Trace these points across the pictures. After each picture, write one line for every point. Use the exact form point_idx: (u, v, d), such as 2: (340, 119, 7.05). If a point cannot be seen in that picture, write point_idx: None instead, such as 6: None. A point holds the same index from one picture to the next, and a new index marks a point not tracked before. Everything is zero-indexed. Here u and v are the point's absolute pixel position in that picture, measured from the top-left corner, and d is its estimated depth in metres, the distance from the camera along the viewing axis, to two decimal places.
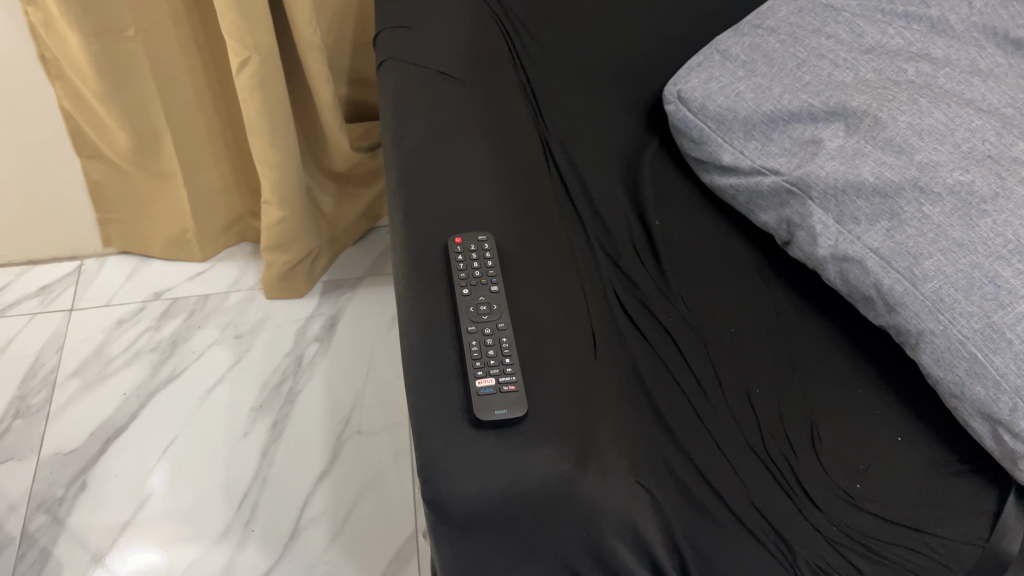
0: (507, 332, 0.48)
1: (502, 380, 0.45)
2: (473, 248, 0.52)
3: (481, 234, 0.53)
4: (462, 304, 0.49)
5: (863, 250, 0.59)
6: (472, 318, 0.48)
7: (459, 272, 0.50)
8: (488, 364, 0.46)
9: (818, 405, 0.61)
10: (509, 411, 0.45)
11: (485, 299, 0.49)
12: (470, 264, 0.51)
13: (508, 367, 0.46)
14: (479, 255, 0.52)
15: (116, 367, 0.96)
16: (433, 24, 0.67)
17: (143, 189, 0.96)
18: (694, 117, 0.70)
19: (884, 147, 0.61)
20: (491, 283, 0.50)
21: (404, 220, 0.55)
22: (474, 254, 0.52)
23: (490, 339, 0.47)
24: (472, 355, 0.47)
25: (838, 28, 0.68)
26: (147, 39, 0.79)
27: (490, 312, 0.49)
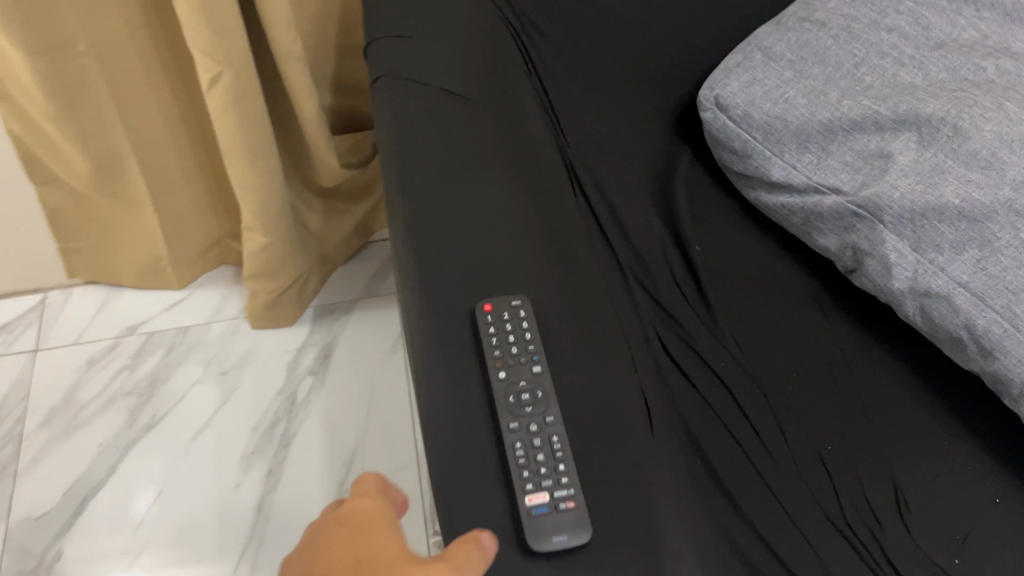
0: (557, 426, 0.41)
1: (557, 495, 0.38)
2: (506, 316, 0.44)
3: (513, 297, 0.45)
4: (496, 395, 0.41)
5: (949, 285, 0.51)
6: (514, 412, 0.41)
7: (494, 351, 0.43)
8: (536, 476, 0.39)
9: (899, 464, 0.53)
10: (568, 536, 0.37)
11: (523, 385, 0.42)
12: (504, 340, 0.43)
13: (564, 476, 0.39)
14: (514, 325, 0.44)
15: (89, 416, 0.86)
16: (434, 32, 0.58)
17: (109, 217, 0.86)
18: (736, 126, 0.61)
19: (968, 162, 0.52)
20: (532, 361, 0.43)
21: (418, 281, 0.46)
22: (508, 324, 0.44)
23: (537, 440, 0.40)
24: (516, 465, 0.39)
25: (901, 19, 0.59)
26: (101, 54, 0.68)
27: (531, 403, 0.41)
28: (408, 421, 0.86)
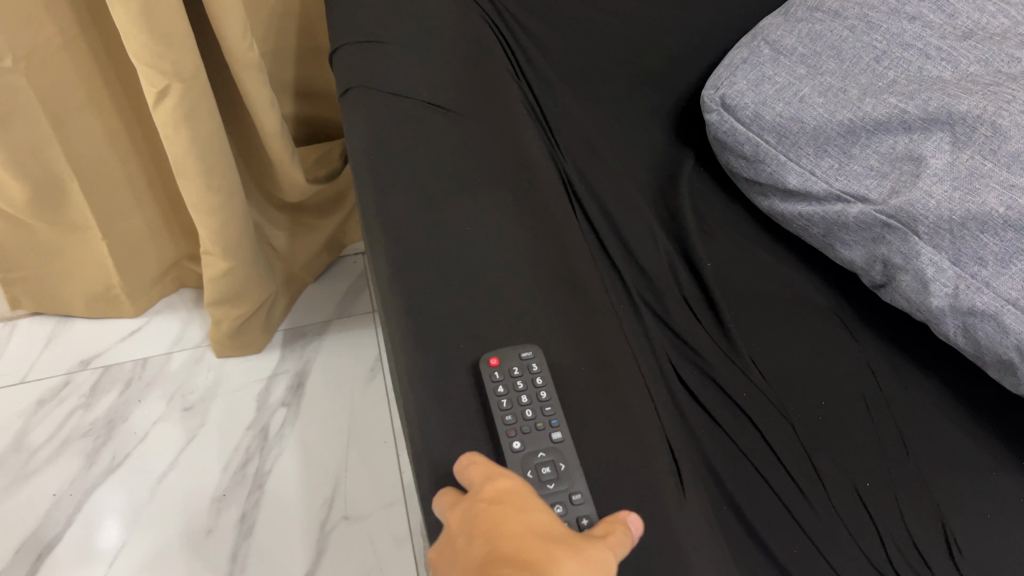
0: (584, 504, 0.36)
1: None
2: (517, 370, 0.39)
3: (523, 349, 0.40)
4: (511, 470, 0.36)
5: (996, 302, 0.46)
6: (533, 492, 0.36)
7: (505, 418, 0.38)
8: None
9: (946, 501, 0.48)
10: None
11: (541, 455, 0.37)
12: (515, 402, 0.38)
13: None
14: (528, 381, 0.39)
15: (41, 462, 0.79)
16: (409, 36, 0.52)
17: (52, 243, 0.78)
18: (746, 129, 0.56)
19: (1011, 164, 0.47)
20: (551, 427, 0.38)
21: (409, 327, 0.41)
22: (520, 380, 0.39)
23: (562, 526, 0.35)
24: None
25: (922, 6, 0.54)
26: (31, 68, 0.61)
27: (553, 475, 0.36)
28: (391, 452, 0.80)
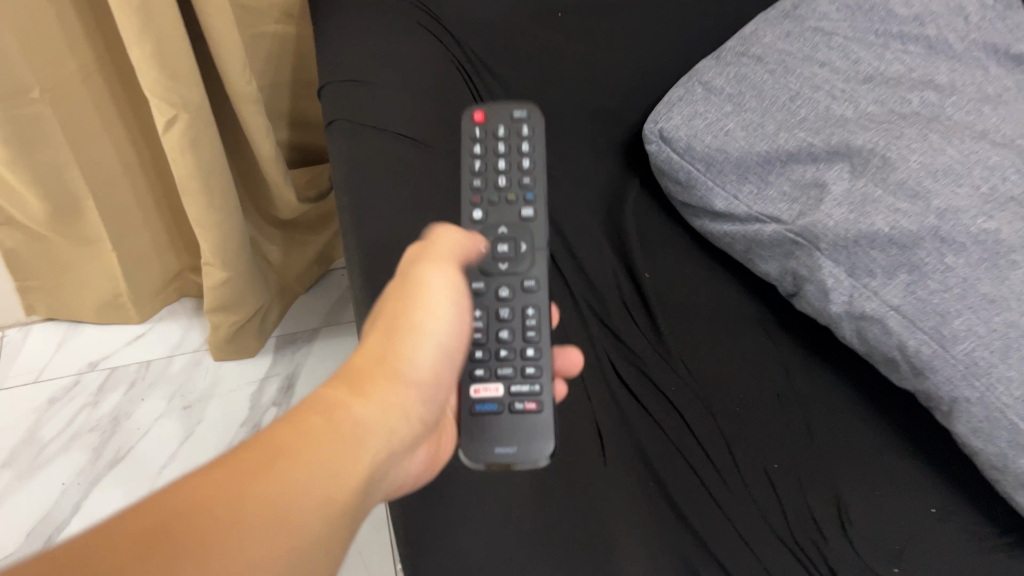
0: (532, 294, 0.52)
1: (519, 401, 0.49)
2: (501, 129, 0.57)
3: (513, 113, 0.57)
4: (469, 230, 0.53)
5: (883, 308, 0.54)
6: (491, 262, 0.52)
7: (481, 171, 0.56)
8: (514, 332, 0.52)
9: (841, 480, 0.55)
10: (510, 459, 0.48)
11: (505, 229, 0.53)
12: (492, 164, 0.56)
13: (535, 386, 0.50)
14: (508, 136, 0.57)
15: (51, 454, 0.86)
16: (384, 74, 0.61)
17: (66, 255, 0.86)
18: (680, 158, 0.64)
19: (897, 192, 0.55)
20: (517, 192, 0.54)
21: None
22: (500, 134, 0.57)
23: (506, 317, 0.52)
24: (473, 343, 0.51)
25: (831, 55, 0.62)
26: (55, 99, 0.69)
27: (516, 250, 0.53)
28: None
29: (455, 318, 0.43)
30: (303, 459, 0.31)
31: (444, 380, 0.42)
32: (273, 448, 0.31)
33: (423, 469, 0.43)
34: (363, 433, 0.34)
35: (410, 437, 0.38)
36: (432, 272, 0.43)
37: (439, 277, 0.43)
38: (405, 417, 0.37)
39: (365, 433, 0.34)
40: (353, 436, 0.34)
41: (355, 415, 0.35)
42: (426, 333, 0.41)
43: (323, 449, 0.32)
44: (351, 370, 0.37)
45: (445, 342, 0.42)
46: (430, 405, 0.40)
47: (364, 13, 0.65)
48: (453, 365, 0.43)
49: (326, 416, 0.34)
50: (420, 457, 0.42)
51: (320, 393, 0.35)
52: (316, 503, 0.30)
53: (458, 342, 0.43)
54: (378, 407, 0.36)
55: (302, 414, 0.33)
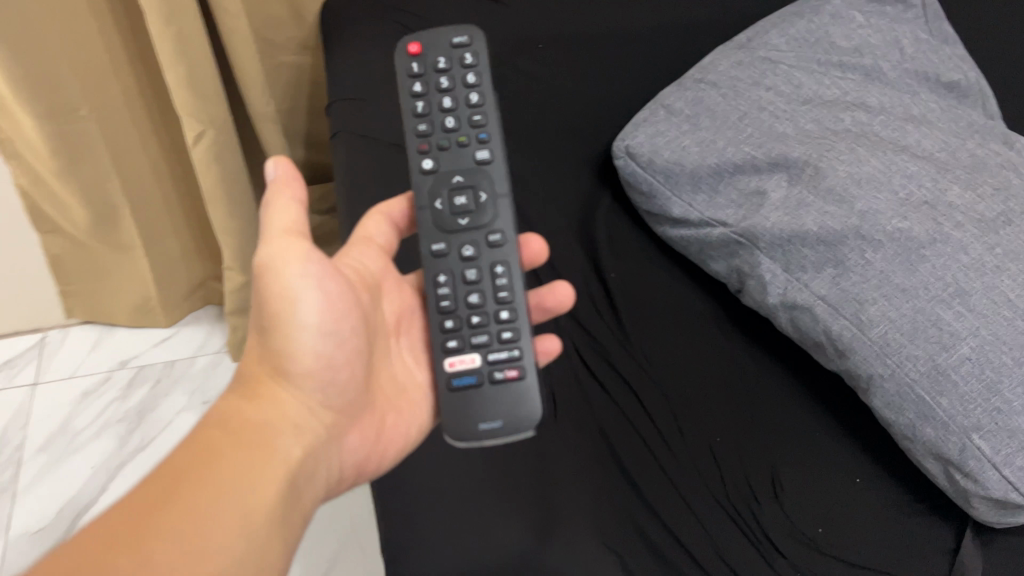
0: (500, 252, 0.55)
1: (499, 366, 0.53)
2: (440, 61, 0.57)
3: (451, 42, 0.57)
4: (421, 184, 0.56)
5: (811, 298, 0.61)
6: (449, 214, 0.55)
7: (423, 107, 0.57)
8: (487, 295, 0.55)
9: (777, 452, 0.61)
10: (496, 431, 0.52)
11: (461, 176, 0.56)
12: (435, 101, 0.57)
13: (513, 349, 0.53)
14: (448, 69, 0.57)
15: (82, 441, 0.95)
16: (380, 96, 0.71)
17: (103, 260, 0.95)
18: (643, 172, 0.71)
19: (826, 197, 0.62)
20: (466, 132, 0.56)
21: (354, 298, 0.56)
22: (440, 69, 0.57)
23: (477, 280, 0.55)
24: (445, 313, 0.54)
25: (777, 80, 0.70)
26: (100, 117, 0.79)
27: (475, 201, 0.55)
28: None
29: (315, 290, 0.46)
30: (208, 492, 0.40)
31: (335, 359, 0.47)
32: (176, 492, 0.39)
33: (368, 449, 0.51)
34: (270, 432, 0.45)
35: (324, 415, 0.48)
36: (271, 247, 0.45)
37: (276, 244, 0.45)
38: (307, 408, 0.47)
39: (269, 433, 0.44)
40: (259, 441, 0.44)
41: (251, 419, 0.45)
42: (295, 314, 0.45)
43: (233, 454, 0.42)
44: (245, 377, 0.47)
45: (315, 321, 0.46)
46: (333, 386, 0.48)
47: (365, 43, 0.75)
48: (346, 338, 0.48)
49: (224, 431, 0.44)
50: (355, 435, 0.50)
51: (220, 405, 0.46)
52: (225, 530, 0.39)
53: (333, 312, 0.46)
54: (272, 408, 0.46)
55: (227, 420, 0.45)
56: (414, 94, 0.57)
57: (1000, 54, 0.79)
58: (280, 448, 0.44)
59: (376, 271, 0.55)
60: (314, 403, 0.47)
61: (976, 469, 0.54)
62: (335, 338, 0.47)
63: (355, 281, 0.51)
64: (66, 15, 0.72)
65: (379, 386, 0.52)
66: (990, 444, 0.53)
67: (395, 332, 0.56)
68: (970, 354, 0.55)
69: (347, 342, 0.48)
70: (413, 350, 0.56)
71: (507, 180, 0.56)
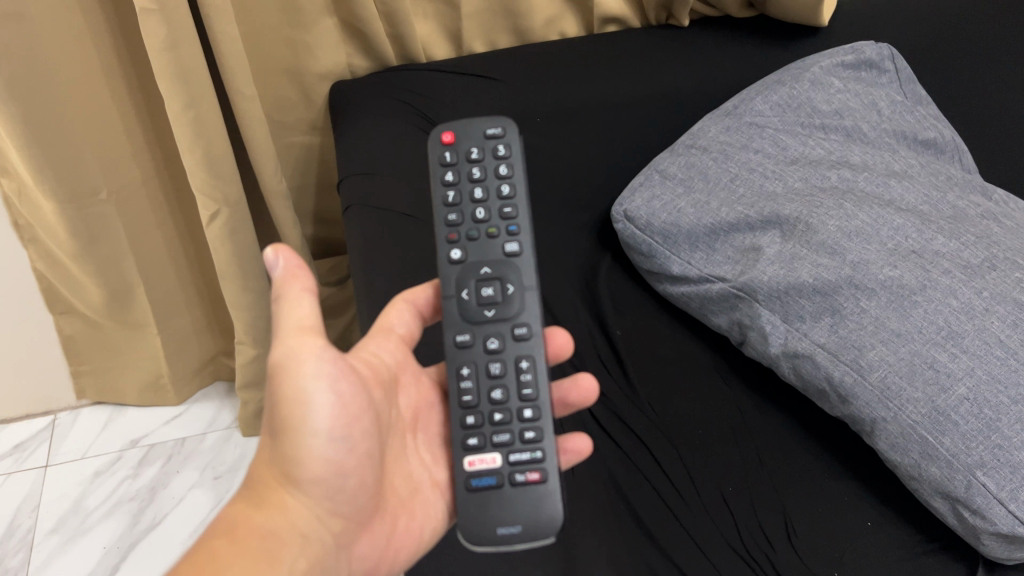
0: (524, 346, 0.54)
1: (522, 468, 0.51)
2: (472, 151, 0.57)
3: (487, 131, 0.57)
4: (449, 274, 0.55)
5: (811, 346, 0.64)
6: (474, 306, 0.54)
7: (452, 196, 0.56)
8: (509, 392, 0.53)
9: (788, 500, 0.63)
10: (515, 536, 0.50)
11: (489, 268, 0.55)
12: (466, 190, 0.56)
13: (536, 451, 0.52)
14: (481, 159, 0.57)
15: (94, 521, 0.95)
16: (389, 170, 0.75)
17: (117, 339, 0.98)
18: (642, 233, 0.74)
19: (818, 250, 0.65)
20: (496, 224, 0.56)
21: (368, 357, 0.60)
22: (472, 159, 0.57)
23: (500, 375, 0.53)
24: (465, 408, 0.53)
25: (764, 143, 0.74)
26: (117, 200, 0.82)
27: (502, 292, 0.54)
28: None
29: (327, 393, 0.45)
30: None
31: (345, 464, 0.46)
32: None
33: (379, 556, 0.49)
34: (276, 542, 0.45)
35: (332, 523, 0.47)
36: (285, 349, 0.45)
37: (295, 347, 0.45)
38: (314, 517, 0.46)
39: (274, 544, 0.44)
40: (264, 550, 0.44)
41: (258, 526, 0.45)
42: (308, 419, 0.45)
43: (239, 566, 0.42)
44: (252, 483, 0.47)
45: (326, 426, 0.45)
46: (341, 493, 0.47)
47: (372, 120, 0.79)
48: (355, 443, 0.47)
49: (230, 541, 0.43)
50: (365, 541, 0.49)
51: (228, 511, 0.46)
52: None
53: (345, 416, 0.46)
54: (279, 512, 0.46)
55: (232, 528, 0.45)
56: (444, 182, 0.56)
57: (968, 112, 0.84)
58: (284, 560, 0.44)
59: (392, 365, 0.54)
60: (322, 510, 0.47)
61: (983, 505, 0.55)
62: (346, 444, 0.46)
63: (368, 377, 0.50)
64: (88, 105, 0.76)
65: (391, 489, 0.51)
66: (994, 480, 0.55)
67: (410, 427, 0.55)
68: (968, 394, 0.57)
69: (358, 448, 0.47)
70: (429, 447, 0.55)
71: (534, 272, 0.55)
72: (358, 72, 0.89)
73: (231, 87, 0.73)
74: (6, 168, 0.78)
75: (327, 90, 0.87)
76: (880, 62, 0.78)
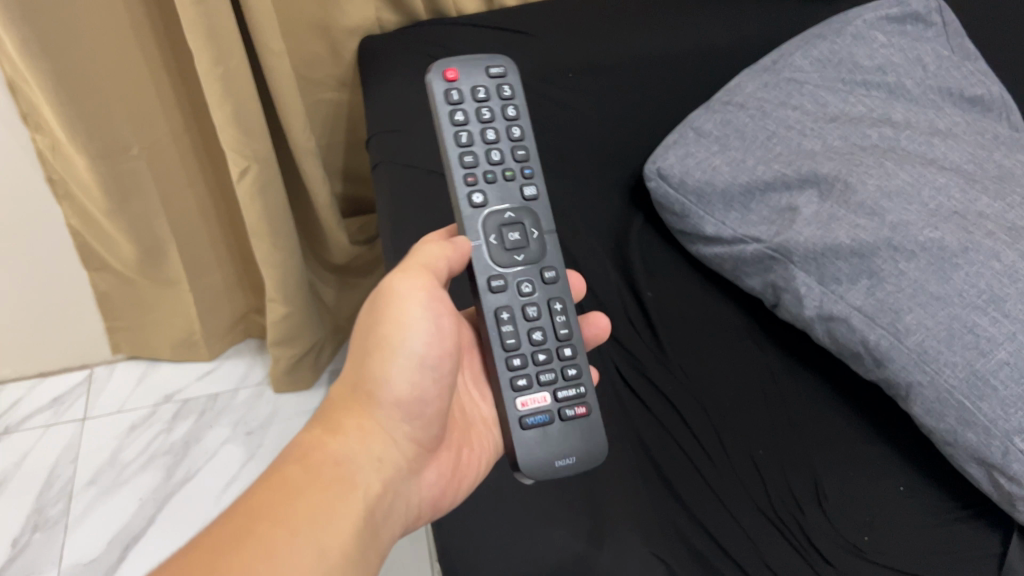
0: (553, 290, 0.56)
1: (570, 407, 0.53)
2: (481, 93, 0.57)
3: (493, 72, 0.58)
4: (474, 216, 0.54)
5: (847, 309, 0.62)
6: (505, 249, 0.54)
7: (467, 139, 0.55)
8: (545, 334, 0.54)
9: (819, 464, 0.62)
10: (570, 469, 0.52)
11: (511, 211, 0.55)
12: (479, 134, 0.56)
13: (579, 390, 0.54)
14: (488, 99, 0.57)
15: (130, 473, 0.96)
16: (417, 126, 0.74)
17: (150, 296, 0.99)
18: (675, 192, 0.73)
19: (856, 210, 0.64)
20: (512, 169, 0.56)
21: None
22: (480, 100, 0.57)
23: (537, 320, 0.54)
24: (510, 352, 0.53)
25: (803, 100, 0.72)
26: (149, 156, 0.83)
27: (526, 236, 0.55)
28: None
29: (427, 327, 0.47)
30: (290, 526, 0.39)
31: (428, 393, 0.48)
32: (252, 528, 0.39)
33: (446, 484, 0.51)
34: (351, 467, 0.45)
35: (408, 449, 0.48)
36: (400, 283, 0.47)
37: (408, 283, 0.47)
38: (389, 439, 0.47)
39: (349, 469, 0.44)
40: (338, 474, 0.44)
41: (333, 452, 0.45)
42: (405, 343, 0.47)
43: (311, 491, 0.42)
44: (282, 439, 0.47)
45: (420, 353, 0.47)
46: (420, 419, 0.49)
47: (401, 79, 0.78)
48: (442, 373, 0.49)
49: (304, 469, 0.43)
50: (434, 470, 0.50)
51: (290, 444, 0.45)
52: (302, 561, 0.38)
53: (439, 348, 0.48)
54: (356, 437, 0.46)
55: (308, 455, 0.44)
56: (455, 124, 0.56)
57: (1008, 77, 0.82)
58: (360, 481, 0.44)
59: None
60: (396, 433, 0.48)
61: (1020, 472, 0.54)
62: (434, 374, 0.48)
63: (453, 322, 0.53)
64: (117, 59, 0.75)
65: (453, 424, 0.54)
66: None
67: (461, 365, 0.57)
68: (1008, 359, 0.55)
69: (443, 380, 0.49)
70: (477, 385, 0.58)
71: (549, 215, 0.57)
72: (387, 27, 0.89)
73: (260, 42, 0.72)
74: (39, 124, 0.79)
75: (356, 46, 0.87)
76: (927, 15, 0.75)
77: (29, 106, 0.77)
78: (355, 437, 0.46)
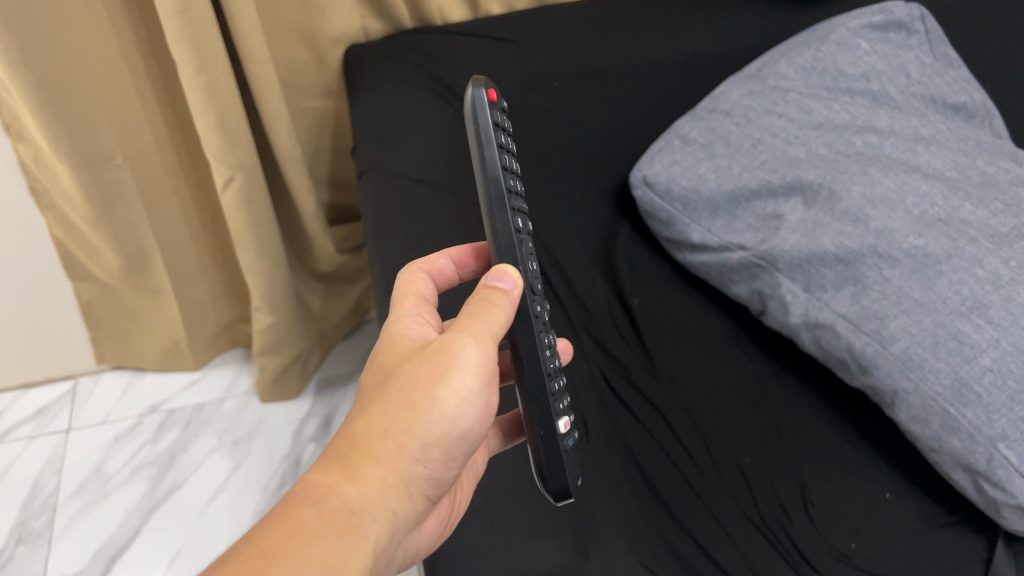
0: None
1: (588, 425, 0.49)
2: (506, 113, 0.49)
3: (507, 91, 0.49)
4: (516, 245, 0.46)
5: (832, 316, 0.62)
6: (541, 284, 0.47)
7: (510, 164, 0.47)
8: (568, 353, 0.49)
9: (807, 472, 0.62)
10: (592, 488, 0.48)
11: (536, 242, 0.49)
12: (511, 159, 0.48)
13: None
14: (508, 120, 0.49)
15: (116, 484, 0.96)
16: (400, 134, 0.74)
17: (135, 306, 0.98)
18: (661, 200, 0.73)
19: (841, 218, 0.64)
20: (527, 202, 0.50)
21: None
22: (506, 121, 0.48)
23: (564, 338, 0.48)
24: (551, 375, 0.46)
25: (788, 107, 0.72)
26: (133, 166, 0.82)
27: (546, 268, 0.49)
28: None
29: (477, 403, 0.42)
30: None
31: (455, 454, 0.43)
32: None
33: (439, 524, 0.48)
34: (366, 516, 0.38)
35: (421, 500, 0.42)
36: (474, 349, 0.42)
37: (474, 354, 0.42)
38: (408, 493, 0.41)
39: (363, 520, 0.38)
40: (352, 525, 0.38)
41: (352, 496, 0.38)
42: (455, 412, 0.42)
43: (324, 541, 0.36)
44: None
45: (465, 424, 0.42)
46: (439, 473, 0.43)
47: (386, 87, 0.78)
48: (473, 444, 0.44)
49: (319, 512, 0.37)
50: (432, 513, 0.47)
51: None
52: None
53: (480, 419, 0.43)
54: (376, 486, 0.39)
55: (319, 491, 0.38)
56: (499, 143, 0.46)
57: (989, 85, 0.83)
58: (370, 537, 0.38)
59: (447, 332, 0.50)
60: (415, 489, 0.42)
61: (1005, 478, 0.54)
62: (465, 439, 0.43)
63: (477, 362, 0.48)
64: (101, 70, 0.75)
65: None
66: (1017, 453, 0.54)
67: None
68: (991, 365, 0.56)
69: (470, 449, 0.44)
70: None
71: None
72: (372, 34, 0.89)
73: (245, 52, 0.72)
74: (22, 134, 0.78)
75: (341, 54, 0.86)
76: (911, 23, 0.76)
77: (12, 117, 0.76)
78: (377, 486, 0.39)
